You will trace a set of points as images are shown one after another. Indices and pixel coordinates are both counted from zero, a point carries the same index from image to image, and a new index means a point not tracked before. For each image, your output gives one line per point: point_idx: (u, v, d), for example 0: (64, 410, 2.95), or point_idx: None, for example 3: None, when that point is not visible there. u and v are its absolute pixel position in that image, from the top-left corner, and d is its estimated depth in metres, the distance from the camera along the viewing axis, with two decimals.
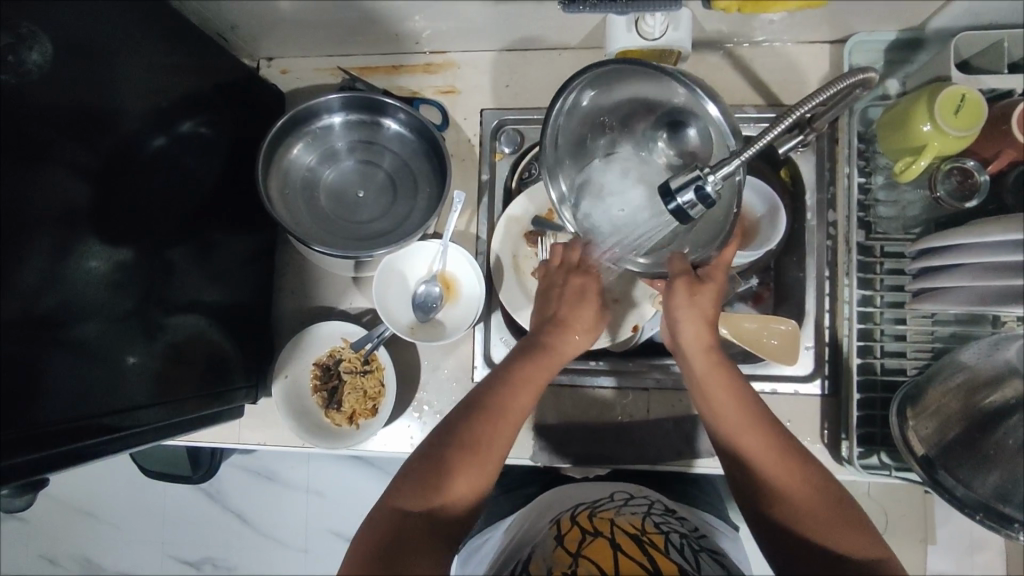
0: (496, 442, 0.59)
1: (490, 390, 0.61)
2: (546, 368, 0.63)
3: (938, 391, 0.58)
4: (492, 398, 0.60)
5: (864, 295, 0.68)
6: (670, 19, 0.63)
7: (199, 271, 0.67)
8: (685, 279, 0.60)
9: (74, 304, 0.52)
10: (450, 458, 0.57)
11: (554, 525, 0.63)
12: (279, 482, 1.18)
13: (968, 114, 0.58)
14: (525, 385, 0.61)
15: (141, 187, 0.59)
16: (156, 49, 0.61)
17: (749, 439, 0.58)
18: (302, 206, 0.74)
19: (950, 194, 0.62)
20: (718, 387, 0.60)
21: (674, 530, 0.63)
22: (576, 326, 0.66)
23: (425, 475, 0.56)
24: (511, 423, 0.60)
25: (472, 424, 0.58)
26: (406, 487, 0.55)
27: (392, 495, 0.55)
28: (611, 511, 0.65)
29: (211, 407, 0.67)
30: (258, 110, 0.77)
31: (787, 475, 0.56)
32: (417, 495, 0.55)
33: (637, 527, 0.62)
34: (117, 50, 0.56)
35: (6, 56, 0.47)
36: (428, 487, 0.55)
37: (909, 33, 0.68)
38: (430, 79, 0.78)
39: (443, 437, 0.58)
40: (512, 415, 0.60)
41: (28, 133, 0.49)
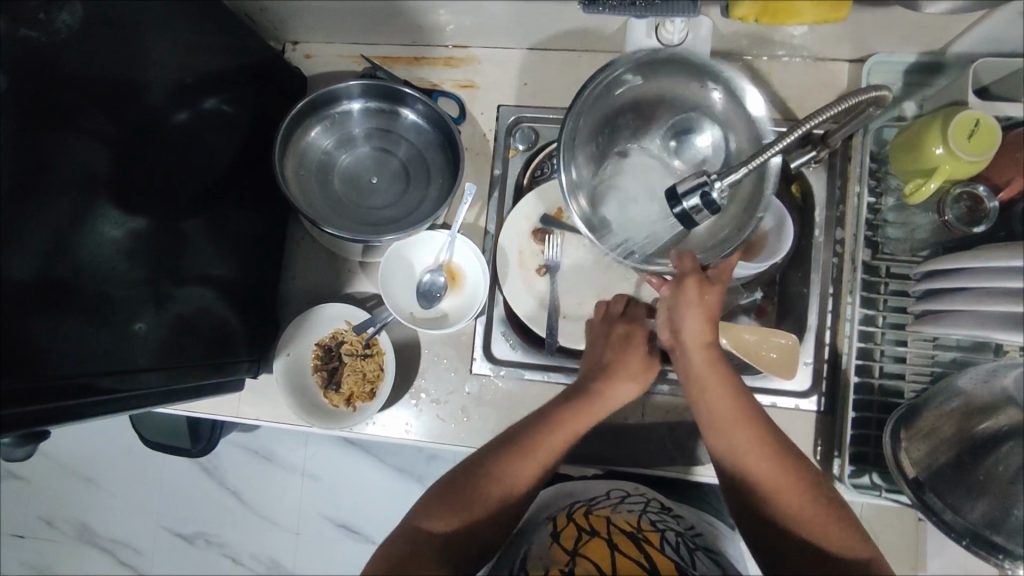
0: (526, 476, 0.59)
1: (522, 425, 0.63)
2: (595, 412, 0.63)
3: (932, 415, 0.58)
4: (523, 429, 0.62)
5: (866, 315, 0.68)
6: (690, 27, 0.64)
7: (211, 245, 0.69)
8: (694, 278, 0.60)
9: (88, 268, 0.54)
10: (479, 488, 0.59)
11: (551, 522, 0.64)
12: (275, 462, 1.19)
13: (980, 140, 0.58)
14: (568, 423, 0.62)
15: (161, 159, 0.61)
16: (185, 23, 0.62)
17: (755, 462, 0.57)
18: (317, 188, 0.75)
19: (959, 219, 0.62)
20: (721, 395, 0.59)
21: (671, 528, 0.64)
22: (621, 373, 0.65)
23: (454, 501, 0.58)
24: (542, 453, 0.60)
25: (507, 456, 0.60)
26: (432, 505, 0.58)
27: (418, 511, 0.59)
28: (608, 509, 0.65)
29: (212, 377, 0.68)
30: (278, 92, 0.78)
31: (796, 506, 0.55)
32: (443, 521, 0.57)
33: (633, 525, 0.62)
34: (146, 21, 0.58)
35: (37, 14, 0.49)
36: (452, 505, 0.58)
37: (929, 57, 0.68)
38: (450, 72, 0.79)
39: (472, 462, 0.61)
40: (550, 451, 0.61)
41: (45, 95, 0.49)
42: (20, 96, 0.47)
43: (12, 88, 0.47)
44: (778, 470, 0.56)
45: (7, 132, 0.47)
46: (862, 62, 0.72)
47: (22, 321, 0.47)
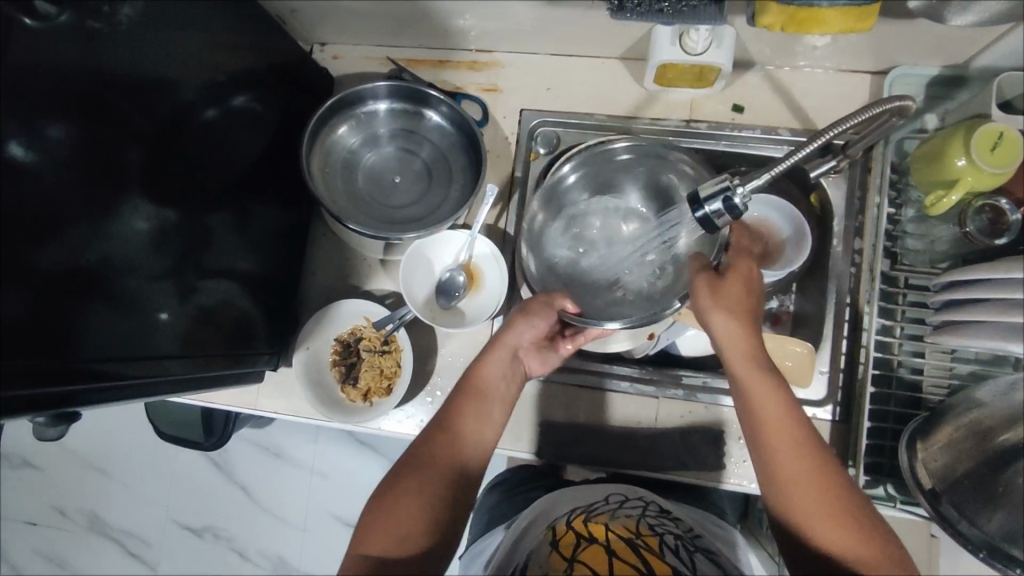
0: (438, 453, 0.58)
1: (427, 430, 0.61)
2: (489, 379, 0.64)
3: (950, 427, 0.58)
4: (430, 438, 0.60)
5: (883, 325, 0.68)
6: (714, 36, 0.65)
7: (234, 240, 0.70)
8: (705, 276, 0.62)
9: (117, 258, 0.55)
10: (397, 483, 0.56)
11: (549, 530, 0.63)
12: (286, 459, 1.20)
13: (1004, 151, 0.58)
14: (468, 396, 0.63)
15: (191, 154, 0.63)
16: (219, 22, 0.64)
17: (794, 474, 0.53)
18: (341, 186, 0.76)
19: (980, 231, 0.61)
20: (766, 407, 0.55)
21: (670, 532, 0.63)
22: (509, 347, 0.66)
23: (379, 511, 0.55)
24: (454, 435, 0.60)
25: (416, 448, 0.59)
26: (373, 530, 0.53)
27: (357, 541, 0.53)
28: (605, 515, 0.65)
29: (233, 368, 0.70)
30: (305, 92, 0.80)
31: (834, 523, 0.50)
32: (378, 537, 0.53)
33: (631, 531, 0.62)
34: (184, 19, 0.60)
35: (102, 6, 0.51)
36: (381, 520, 0.54)
37: (952, 71, 0.68)
38: (474, 76, 0.80)
39: (393, 475, 0.58)
40: (457, 426, 0.61)
41: (88, 91, 0.51)
42: (73, 92, 0.50)
43: (54, 81, 0.48)
44: (818, 492, 0.52)
45: (54, 125, 0.48)
46: (884, 74, 0.73)
47: (52, 308, 0.49)
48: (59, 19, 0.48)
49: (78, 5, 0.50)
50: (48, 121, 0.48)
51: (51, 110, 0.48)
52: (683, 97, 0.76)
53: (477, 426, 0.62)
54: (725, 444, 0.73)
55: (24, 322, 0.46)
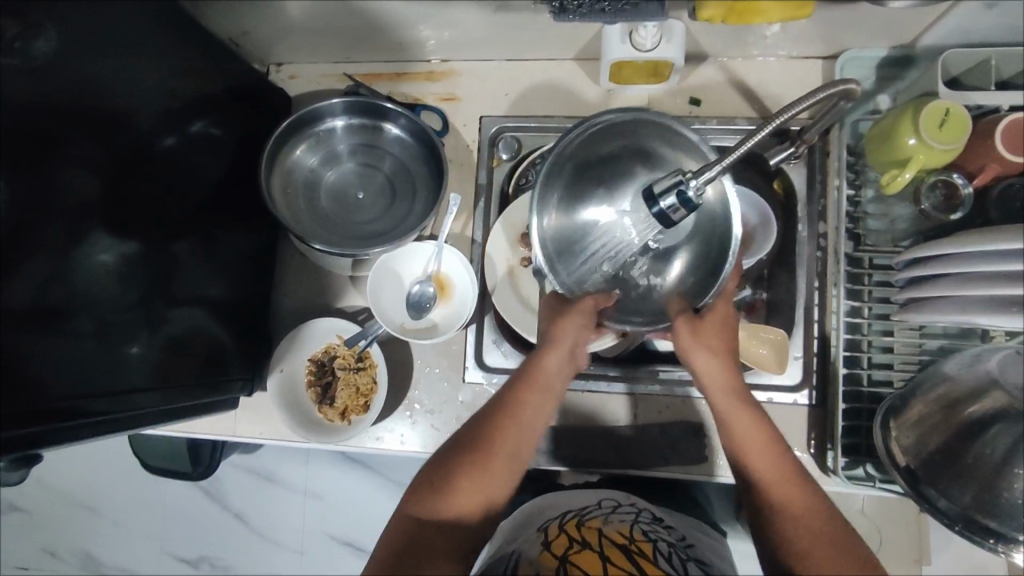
0: (502, 445, 0.57)
1: (492, 404, 0.60)
2: (557, 363, 0.61)
3: (919, 403, 0.58)
4: (484, 422, 0.58)
5: (852, 306, 0.68)
6: (663, 32, 0.65)
7: (201, 267, 0.69)
8: (684, 318, 0.60)
9: (80, 295, 0.54)
10: (455, 462, 0.56)
11: (541, 532, 0.63)
12: (277, 483, 1.19)
13: (953, 126, 0.58)
14: (536, 385, 0.60)
15: (151, 184, 0.62)
16: (166, 50, 0.64)
17: (758, 455, 0.56)
18: (304, 206, 0.76)
19: (936, 207, 0.63)
20: (739, 410, 0.58)
21: (662, 539, 0.64)
22: (567, 344, 0.61)
23: (433, 480, 0.55)
24: (523, 428, 0.58)
25: (480, 428, 0.57)
26: (421, 493, 0.55)
27: (408, 501, 0.55)
28: (599, 520, 0.65)
29: (209, 397, 0.69)
30: (263, 113, 0.79)
31: (777, 478, 0.54)
32: (428, 507, 0.54)
33: (625, 536, 0.62)
34: (126, 48, 0.59)
35: (20, 44, 0.50)
36: (432, 495, 0.54)
37: (900, 51, 0.69)
38: (431, 86, 0.80)
39: (451, 448, 0.57)
40: (520, 416, 0.58)
41: (28, 126, 0.50)
42: (11, 128, 0.48)
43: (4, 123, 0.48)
44: (766, 458, 0.56)
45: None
46: (835, 58, 0.74)
47: (13, 348, 0.48)
48: None
49: None
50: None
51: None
52: (640, 94, 0.76)
53: (532, 421, 0.59)
54: (705, 436, 0.73)
55: None
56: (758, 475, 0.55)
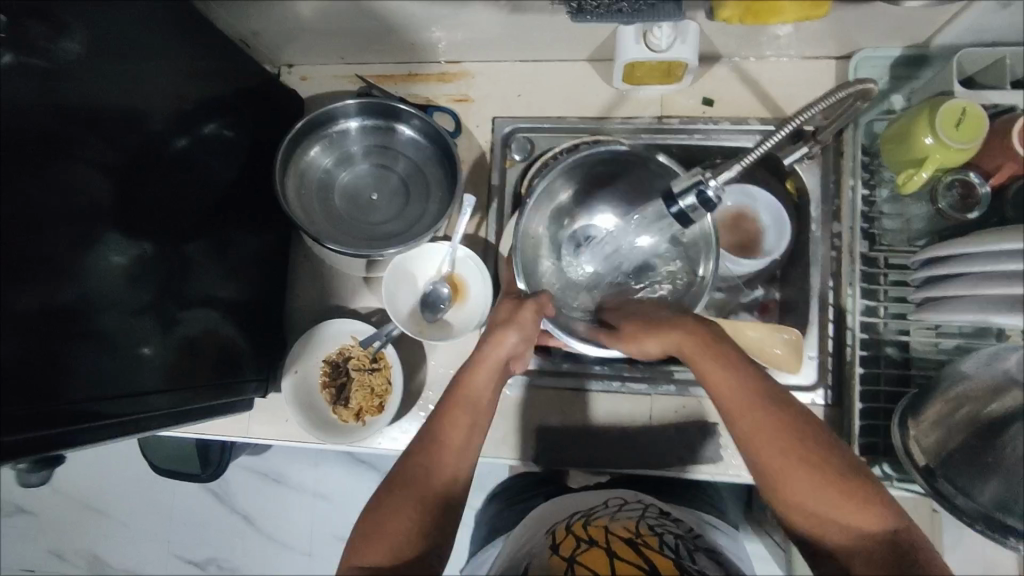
0: (437, 468, 0.56)
1: (423, 429, 0.59)
2: (490, 372, 0.61)
3: (939, 402, 0.58)
4: (412, 455, 0.57)
5: (867, 306, 0.68)
6: (677, 32, 0.65)
7: (213, 269, 0.70)
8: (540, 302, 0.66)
9: (92, 296, 0.54)
10: (391, 500, 0.54)
11: (550, 535, 0.63)
12: (286, 485, 1.19)
13: (969, 127, 0.58)
14: (465, 401, 0.59)
15: (162, 186, 0.62)
16: (184, 52, 0.64)
17: (761, 441, 0.52)
18: (318, 207, 0.76)
19: (952, 207, 0.62)
20: (716, 365, 0.55)
21: (669, 532, 0.63)
22: (508, 347, 0.63)
23: (375, 525, 0.53)
24: (456, 446, 0.57)
25: (414, 457, 0.56)
26: (363, 542, 0.53)
27: (351, 552, 0.53)
28: (605, 518, 0.64)
29: (222, 398, 0.69)
30: (276, 115, 0.79)
31: (817, 479, 0.50)
32: (377, 553, 0.52)
33: (631, 531, 0.62)
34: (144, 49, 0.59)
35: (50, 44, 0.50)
36: (375, 539, 0.53)
37: (914, 51, 0.69)
38: (444, 87, 0.80)
39: (381, 492, 0.55)
40: (454, 437, 0.57)
41: (48, 132, 0.50)
42: (33, 129, 0.49)
43: (20, 123, 0.48)
44: (784, 436, 0.51)
45: (10, 165, 0.47)
46: (848, 58, 0.74)
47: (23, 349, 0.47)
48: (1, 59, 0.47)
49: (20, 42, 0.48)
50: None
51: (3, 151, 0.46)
52: (653, 95, 0.76)
53: (464, 441, 0.58)
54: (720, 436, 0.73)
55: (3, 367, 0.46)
56: (801, 501, 0.50)
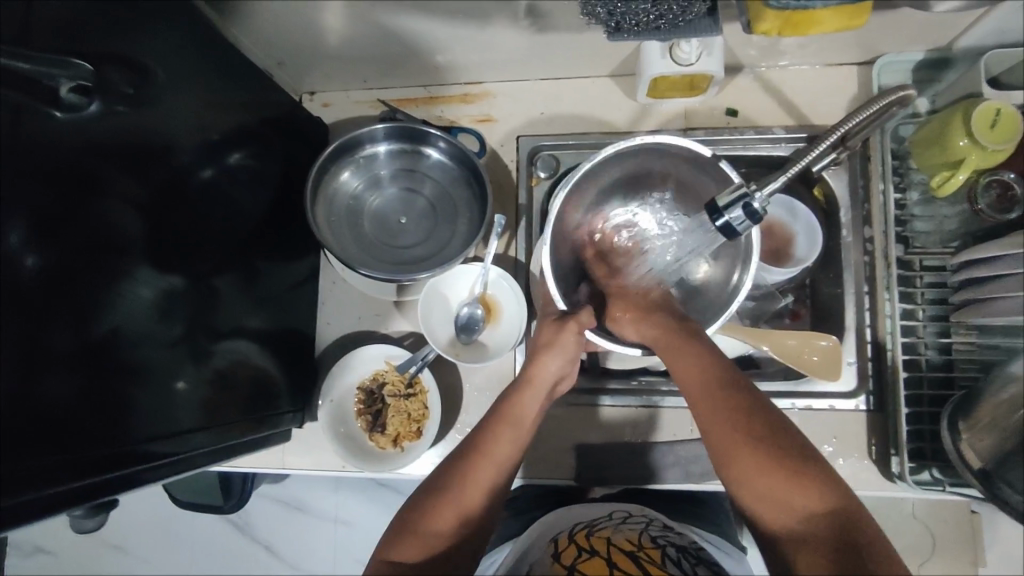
0: (471, 477, 0.57)
1: (467, 441, 0.61)
2: (530, 393, 0.63)
3: (989, 404, 0.57)
4: (455, 460, 0.59)
5: (905, 309, 0.68)
6: (704, 45, 0.66)
7: (242, 300, 0.69)
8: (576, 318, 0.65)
9: (125, 330, 0.53)
10: (428, 499, 0.56)
11: (552, 543, 0.61)
12: (308, 512, 1.17)
13: (1004, 127, 0.58)
14: (508, 419, 0.61)
15: (190, 217, 0.61)
16: (222, 84, 0.64)
17: (710, 418, 0.54)
18: (348, 233, 0.76)
19: (990, 206, 0.62)
20: (676, 352, 0.59)
21: (672, 544, 0.60)
22: (552, 371, 0.65)
23: (409, 520, 0.55)
24: (496, 460, 0.58)
25: (456, 463, 0.58)
26: (394, 538, 0.55)
27: (385, 546, 0.55)
28: (608, 529, 0.62)
29: (256, 431, 0.68)
30: (301, 143, 0.79)
31: (766, 462, 0.51)
32: (407, 547, 0.54)
33: (633, 544, 0.59)
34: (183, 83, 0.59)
35: (118, 88, 0.51)
36: (408, 534, 0.54)
37: (937, 54, 0.69)
38: (467, 108, 0.81)
39: (418, 494, 0.58)
40: (494, 451, 0.59)
41: (82, 168, 0.49)
42: (83, 167, 0.49)
43: (67, 157, 0.47)
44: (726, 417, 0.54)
45: (47, 200, 0.46)
46: (870, 64, 0.74)
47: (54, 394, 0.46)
48: (88, 109, 0.48)
49: (104, 92, 0.50)
50: (38, 202, 0.45)
51: (39, 194, 0.45)
52: (677, 107, 0.77)
53: (505, 456, 0.59)
54: None
55: (41, 415, 0.45)
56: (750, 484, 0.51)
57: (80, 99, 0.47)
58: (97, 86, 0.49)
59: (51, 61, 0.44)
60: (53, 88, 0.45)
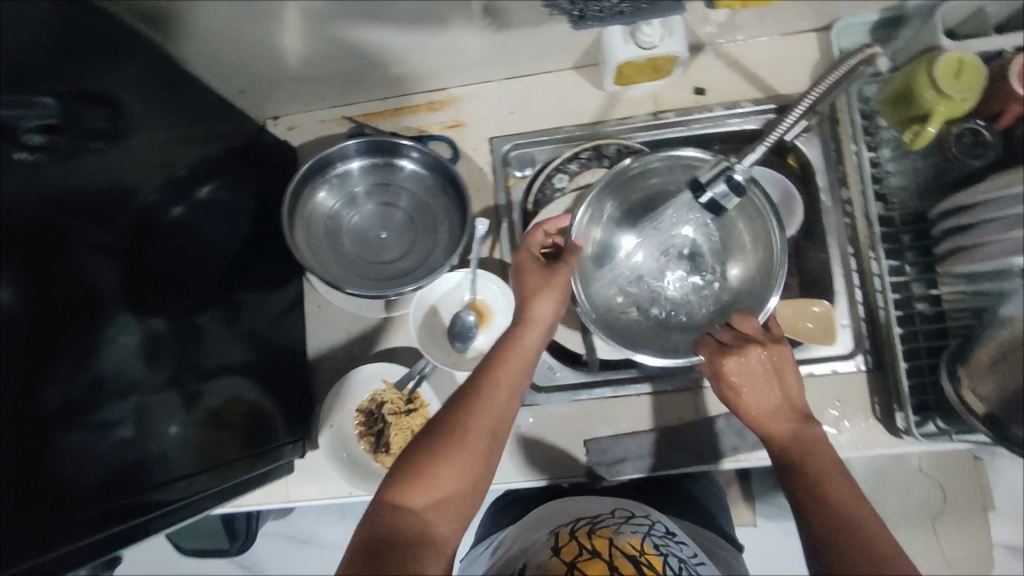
0: (475, 419, 0.54)
1: (468, 382, 0.58)
2: (528, 332, 0.61)
3: (987, 347, 0.58)
4: (457, 402, 0.55)
5: (893, 266, 0.69)
6: (665, 27, 0.66)
7: (225, 335, 0.67)
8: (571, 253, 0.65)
9: (113, 379, 0.51)
10: (433, 442, 0.52)
11: (553, 538, 0.60)
12: (319, 544, 1.15)
13: (967, 77, 0.59)
14: (508, 356, 0.59)
15: (167, 255, 0.60)
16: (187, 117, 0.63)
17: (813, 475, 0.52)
18: (330, 254, 0.74)
19: (963, 153, 0.64)
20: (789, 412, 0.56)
21: (673, 554, 0.59)
22: (543, 322, 0.62)
23: (411, 462, 0.52)
24: (499, 401, 0.56)
25: (458, 405, 0.55)
26: (395, 481, 0.51)
27: (383, 489, 0.51)
28: (611, 529, 0.60)
29: (258, 467, 0.66)
30: (271, 169, 0.78)
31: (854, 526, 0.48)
32: (411, 490, 0.50)
33: (636, 548, 0.57)
34: (147, 120, 0.57)
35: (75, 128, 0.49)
36: (412, 478, 0.51)
37: (891, 12, 0.70)
38: (434, 116, 0.80)
39: (419, 436, 0.54)
40: (496, 392, 0.56)
41: (55, 217, 0.47)
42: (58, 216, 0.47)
43: (40, 208, 0.46)
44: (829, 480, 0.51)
45: (25, 256, 0.44)
46: (828, 29, 0.75)
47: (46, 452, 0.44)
48: (53, 145, 0.47)
49: (70, 131, 0.48)
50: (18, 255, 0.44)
51: (18, 248, 0.44)
52: (644, 92, 0.77)
53: (507, 398, 0.57)
54: None
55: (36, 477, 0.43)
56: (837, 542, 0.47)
57: (49, 138, 0.46)
58: (64, 124, 0.47)
59: (15, 102, 0.43)
60: (14, 129, 0.44)
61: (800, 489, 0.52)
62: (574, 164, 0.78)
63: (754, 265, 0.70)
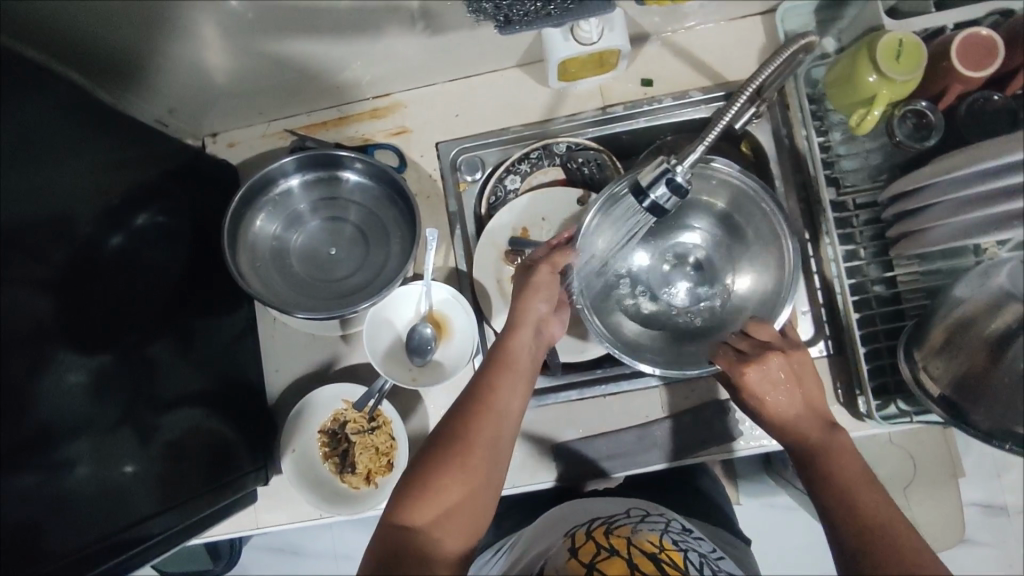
0: (478, 428, 0.52)
1: (470, 390, 0.56)
2: (522, 333, 0.59)
3: (940, 330, 0.58)
4: (458, 413, 0.54)
5: (848, 251, 0.69)
6: (604, 21, 0.64)
7: (178, 367, 0.64)
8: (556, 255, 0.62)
9: (61, 423, 0.49)
10: (437, 455, 0.51)
11: (568, 539, 0.57)
12: (305, 556, 1.14)
13: (909, 57, 0.59)
14: (506, 361, 0.57)
15: (111, 286, 0.57)
16: (117, 142, 0.59)
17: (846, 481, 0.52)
18: (278, 276, 0.72)
19: (909, 136, 0.62)
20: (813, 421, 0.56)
21: (693, 548, 0.56)
22: (533, 320, 0.60)
23: (415, 475, 0.50)
24: (501, 408, 0.54)
25: (461, 414, 0.53)
26: (402, 497, 0.49)
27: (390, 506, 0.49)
28: (627, 527, 0.57)
29: (224, 498, 0.65)
30: (213, 190, 0.75)
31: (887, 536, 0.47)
32: (415, 506, 0.48)
33: (655, 544, 0.54)
34: (82, 146, 0.54)
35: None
36: (417, 492, 0.49)
37: None
38: (378, 123, 0.77)
39: (425, 450, 0.52)
40: (497, 400, 0.54)
41: None
42: None
43: None
44: (862, 489, 0.51)
45: None
46: (772, 12, 0.74)
47: None
48: None
49: None
50: None
51: None
52: (591, 86, 0.75)
53: (508, 404, 0.55)
54: (735, 411, 0.72)
55: None
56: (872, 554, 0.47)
57: None
58: None
59: None
60: None
61: (830, 507, 0.51)
62: (524, 164, 0.75)
63: (762, 278, 0.68)
